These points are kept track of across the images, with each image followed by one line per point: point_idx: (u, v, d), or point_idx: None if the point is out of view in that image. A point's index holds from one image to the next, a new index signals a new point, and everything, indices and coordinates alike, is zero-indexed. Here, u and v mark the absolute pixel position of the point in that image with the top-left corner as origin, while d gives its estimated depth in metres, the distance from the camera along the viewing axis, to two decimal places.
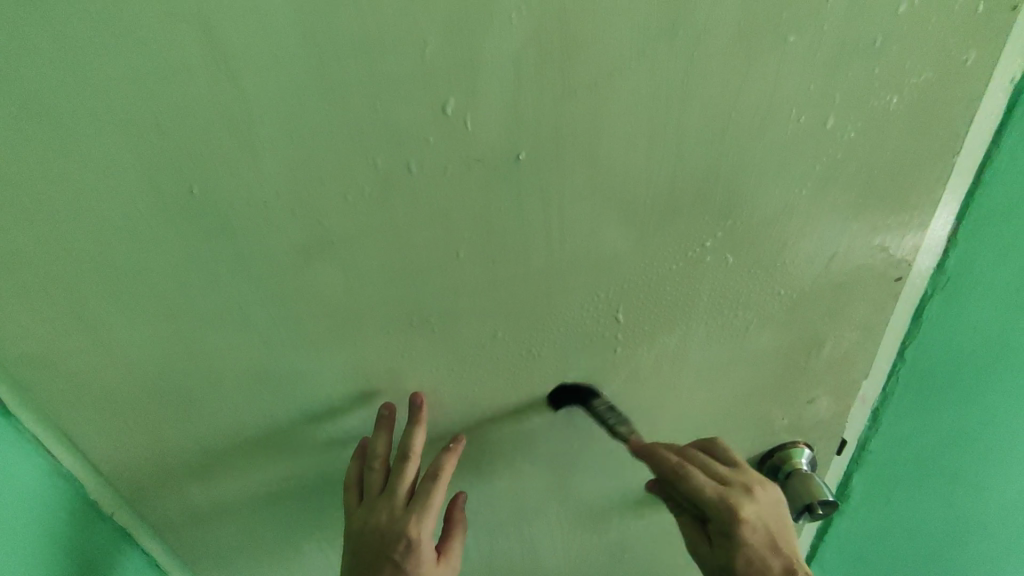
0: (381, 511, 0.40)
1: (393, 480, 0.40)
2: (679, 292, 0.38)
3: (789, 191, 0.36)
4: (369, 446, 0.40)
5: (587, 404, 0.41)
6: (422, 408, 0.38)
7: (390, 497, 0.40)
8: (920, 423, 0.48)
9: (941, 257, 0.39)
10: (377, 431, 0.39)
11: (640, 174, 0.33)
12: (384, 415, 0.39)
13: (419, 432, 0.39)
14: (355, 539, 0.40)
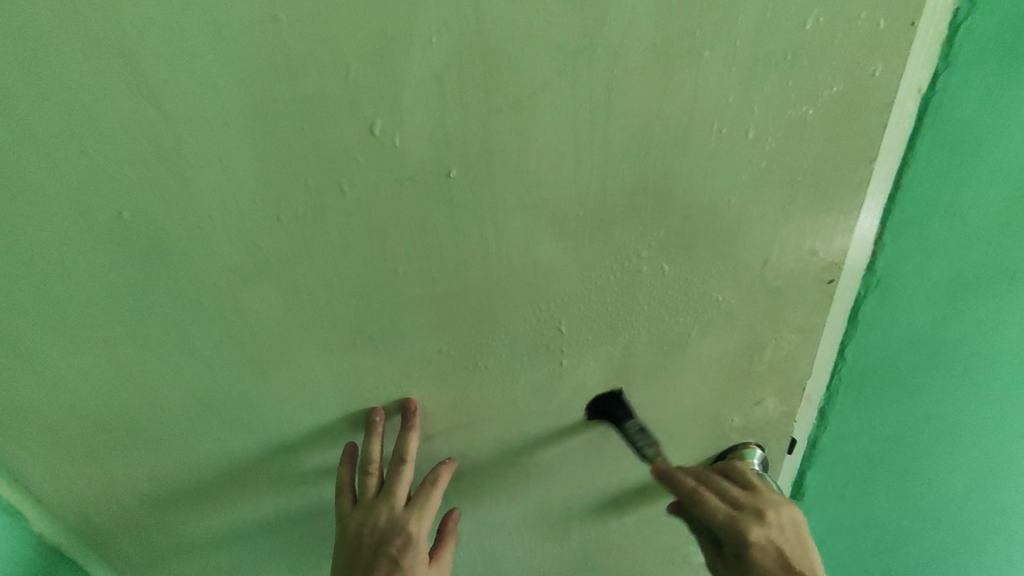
0: (380, 512, 0.44)
1: (390, 482, 0.44)
2: (618, 304, 0.41)
3: (717, 208, 0.37)
4: (364, 451, 0.43)
5: (621, 422, 0.45)
6: (415, 412, 0.43)
7: (388, 498, 0.44)
8: (858, 406, 0.54)
9: (870, 261, 0.44)
10: (372, 438, 0.43)
11: (567, 199, 0.35)
12: (376, 421, 0.43)
13: (412, 435, 0.43)
14: (354, 535, 0.44)
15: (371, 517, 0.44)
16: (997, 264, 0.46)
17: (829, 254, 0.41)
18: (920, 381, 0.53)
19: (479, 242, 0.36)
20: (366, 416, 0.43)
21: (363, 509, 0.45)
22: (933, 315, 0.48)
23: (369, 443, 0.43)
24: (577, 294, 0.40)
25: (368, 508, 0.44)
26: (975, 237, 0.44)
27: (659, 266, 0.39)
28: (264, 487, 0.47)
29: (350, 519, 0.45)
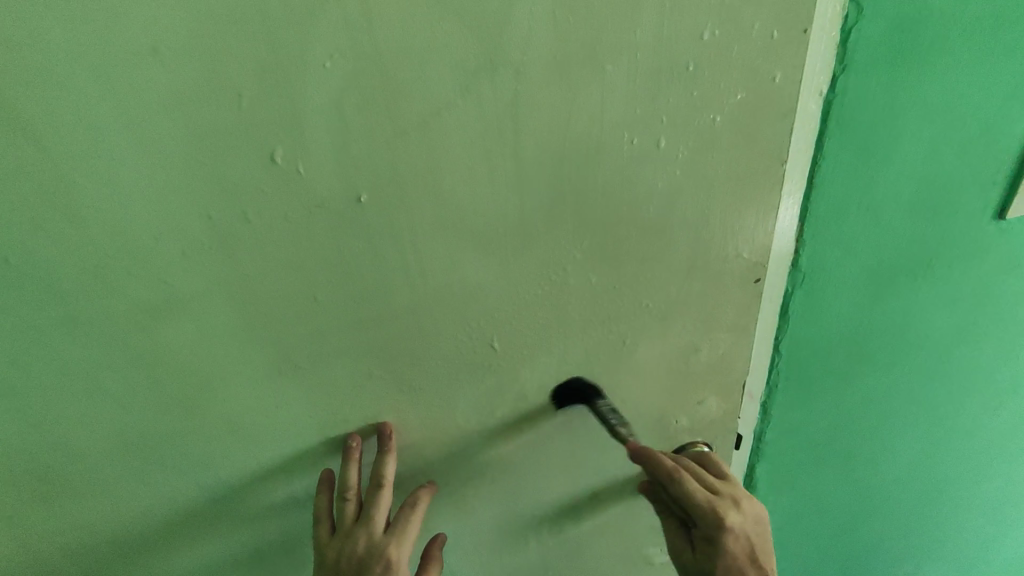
0: (359, 539, 0.43)
1: (369, 507, 0.44)
2: (550, 318, 0.41)
3: (637, 218, 0.38)
4: (341, 477, 0.43)
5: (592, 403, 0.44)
6: (391, 435, 0.42)
7: (367, 524, 0.44)
8: (798, 398, 0.55)
9: (794, 257, 0.45)
10: (348, 463, 0.43)
11: (486, 217, 0.35)
12: (353, 445, 0.42)
13: (389, 458, 0.43)
14: (333, 565, 0.43)
15: (350, 546, 0.43)
16: (911, 252, 0.48)
17: (752, 255, 0.42)
18: (854, 369, 0.55)
19: (400, 266, 0.35)
20: (343, 441, 0.43)
21: (342, 537, 0.44)
22: (859, 304, 0.50)
23: (346, 468, 0.43)
24: (506, 311, 0.39)
25: (347, 536, 0.44)
26: (888, 228, 0.46)
27: (587, 278, 0.40)
28: (202, 528, 0.45)
29: (329, 549, 0.44)
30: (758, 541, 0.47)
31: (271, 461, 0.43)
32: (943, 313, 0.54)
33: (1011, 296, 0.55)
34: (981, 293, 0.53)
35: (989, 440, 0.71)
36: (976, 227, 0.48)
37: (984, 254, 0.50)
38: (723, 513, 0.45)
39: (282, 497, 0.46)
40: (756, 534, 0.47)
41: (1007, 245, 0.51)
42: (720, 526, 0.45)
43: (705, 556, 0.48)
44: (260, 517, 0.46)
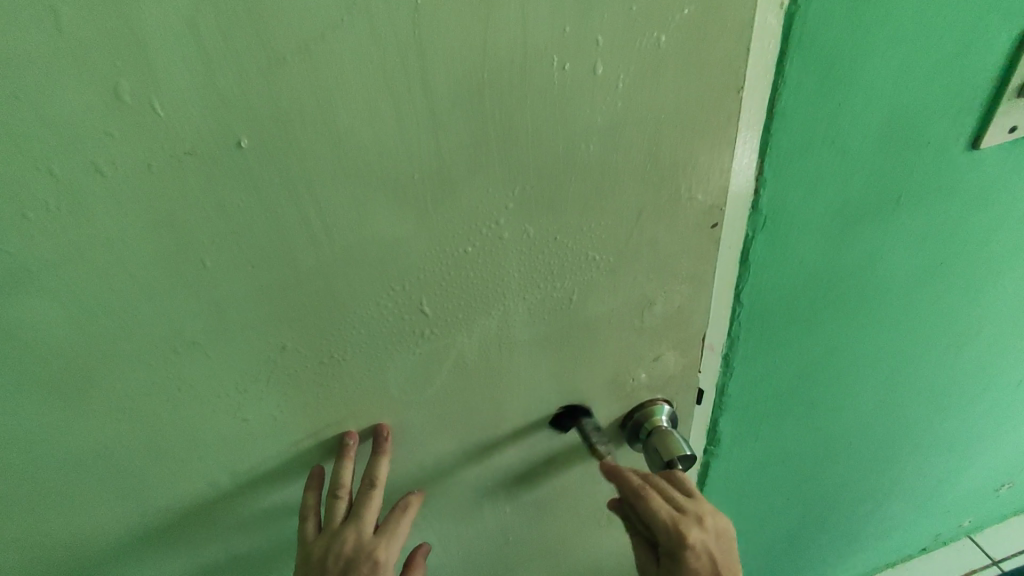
0: (348, 539, 0.43)
1: (358, 506, 0.43)
2: (484, 276, 0.36)
3: (576, 158, 0.33)
4: (333, 475, 0.42)
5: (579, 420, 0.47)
6: (387, 439, 0.42)
7: (356, 524, 0.43)
8: (760, 348, 0.53)
9: (754, 198, 0.41)
10: (344, 462, 0.42)
11: (396, 161, 0.30)
12: (347, 446, 0.41)
13: (384, 461, 0.42)
14: (320, 561, 0.43)
15: (339, 544, 0.43)
16: (879, 190, 0.44)
17: (707, 197, 0.38)
18: (819, 315, 0.52)
19: (301, 221, 0.31)
20: (337, 441, 0.42)
21: (330, 534, 0.44)
22: (824, 247, 0.47)
23: (340, 467, 0.42)
24: (433, 268, 0.35)
25: (335, 534, 0.43)
26: (855, 163, 0.42)
27: (522, 231, 0.35)
28: (114, 523, 0.41)
29: (315, 545, 0.44)
30: (722, 561, 0.46)
31: (183, 450, 0.38)
32: (910, 253, 0.51)
33: (981, 233, 0.52)
34: (950, 230, 0.51)
35: (952, 380, 0.70)
36: (947, 159, 0.45)
37: (954, 188, 0.47)
38: (684, 531, 0.44)
39: (204, 489, 0.41)
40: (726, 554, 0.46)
41: (978, 179, 0.47)
42: (684, 543, 0.44)
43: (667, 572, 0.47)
44: (180, 510, 0.42)
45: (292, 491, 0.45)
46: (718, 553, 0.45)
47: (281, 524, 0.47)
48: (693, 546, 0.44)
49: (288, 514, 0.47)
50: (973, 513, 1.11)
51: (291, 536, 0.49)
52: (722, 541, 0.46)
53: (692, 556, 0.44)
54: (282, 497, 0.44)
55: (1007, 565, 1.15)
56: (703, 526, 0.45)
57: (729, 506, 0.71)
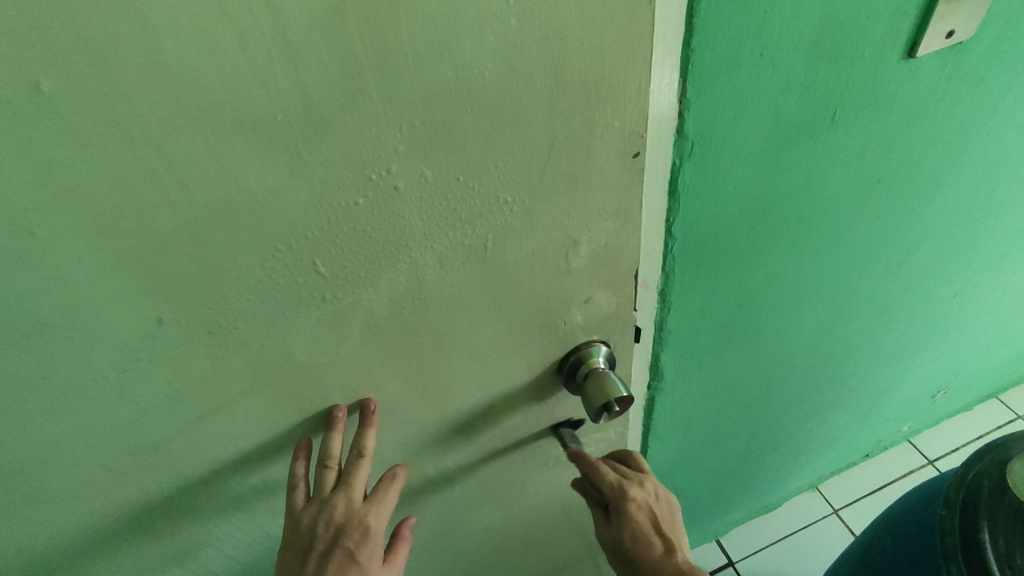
0: (340, 506, 0.44)
1: (347, 475, 0.44)
2: (381, 225, 0.33)
3: (470, 89, 0.29)
4: (322, 445, 0.42)
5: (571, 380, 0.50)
6: (374, 410, 0.42)
7: (347, 491, 0.44)
8: (698, 280, 0.51)
9: (678, 122, 0.37)
10: (332, 433, 0.42)
11: (252, 101, 0.26)
12: (335, 417, 0.41)
13: (371, 431, 0.43)
14: (309, 529, 0.44)
15: (330, 511, 0.44)
16: (814, 107, 0.42)
17: (625, 124, 0.34)
18: (755, 243, 0.51)
19: (148, 178, 0.26)
20: (325, 412, 0.42)
21: (321, 501, 0.44)
22: (758, 173, 0.44)
23: (328, 438, 0.42)
24: (321, 222, 0.31)
25: (325, 501, 0.44)
26: (786, 80, 0.39)
27: (418, 175, 0.32)
28: (8, 522, 0.38)
29: (306, 511, 0.44)
30: (664, 519, 0.57)
31: (66, 442, 0.35)
32: (846, 173, 0.49)
33: (915, 146, 0.51)
34: (884, 146, 0.49)
35: (889, 297, 0.71)
36: (883, 70, 0.42)
37: (890, 100, 0.45)
38: (627, 488, 0.55)
39: (103, 478, 0.38)
40: (670, 518, 0.57)
41: (914, 90, 0.45)
42: (626, 497, 0.55)
43: (616, 528, 0.57)
44: (83, 502, 0.39)
45: (208, 472, 0.42)
46: (659, 512, 0.56)
47: (202, 506, 0.44)
48: (634, 501, 0.55)
49: (207, 497, 0.44)
50: (912, 419, 1.17)
51: (216, 517, 0.46)
52: (665, 507, 0.57)
53: (633, 508, 0.55)
54: (197, 477, 0.41)
55: (941, 463, 1.23)
56: (643, 487, 0.56)
57: (678, 435, 0.72)
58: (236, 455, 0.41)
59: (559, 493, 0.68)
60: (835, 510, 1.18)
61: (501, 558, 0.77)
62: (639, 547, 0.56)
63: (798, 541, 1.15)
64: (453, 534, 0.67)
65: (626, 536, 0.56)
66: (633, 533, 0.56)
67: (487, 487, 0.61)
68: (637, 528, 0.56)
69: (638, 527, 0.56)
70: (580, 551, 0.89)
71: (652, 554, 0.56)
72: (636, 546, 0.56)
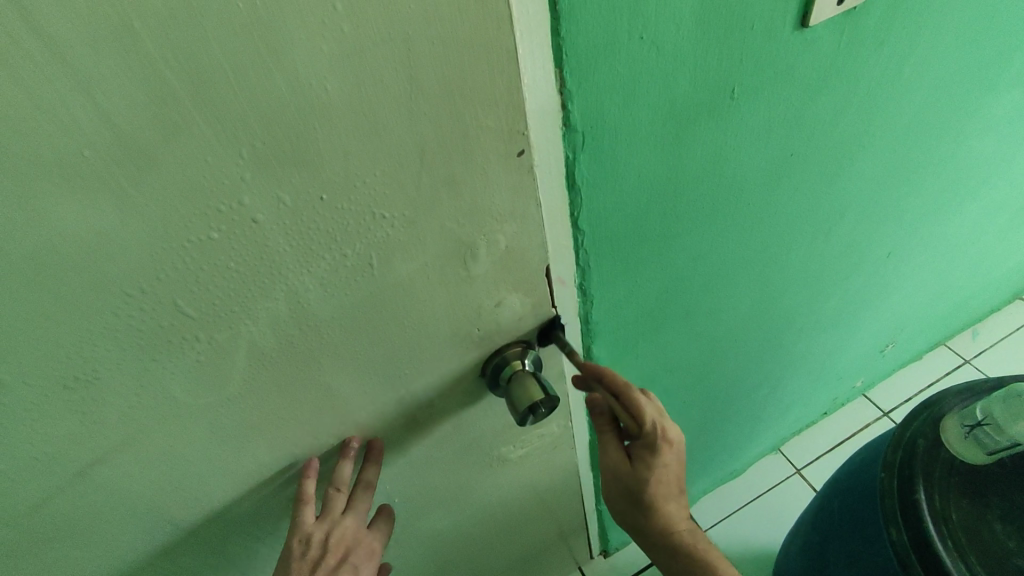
0: (349, 526, 0.49)
1: (356, 499, 0.49)
2: (246, 256, 0.30)
3: (314, 104, 0.27)
4: (341, 474, 0.46)
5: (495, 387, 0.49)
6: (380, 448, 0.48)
7: (351, 511, 0.49)
8: (619, 271, 0.50)
9: (563, 115, 0.36)
10: (348, 465, 0.46)
11: (48, 138, 0.23)
12: (351, 451, 0.46)
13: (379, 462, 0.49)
14: (321, 543, 0.47)
15: (340, 530, 0.48)
16: (709, 86, 0.41)
17: (501, 123, 0.32)
18: (673, 228, 0.50)
19: None
20: (342, 444, 0.46)
21: (330, 520, 0.48)
22: (661, 157, 0.43)
23: (343, 468, 0.46)
24: (172, 261, 0.29)
25: (336, 521, 0.48)
26: (674, 63, 0.38)
27: (275, 200, 0.29)
28: None
29: (317, 529, 0.47)
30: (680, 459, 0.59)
31: None
32: (756, 147, 0.48)
33: (823, 113, 0.50)
34: (790, 117, 0.48)
35: (822, 263, 0.71)
36: (774, 42, 0.41)
37: (788, 71, 0.44)
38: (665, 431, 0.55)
39: None
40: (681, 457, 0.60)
41: (811, 58, 0.44)
42: (668, 441, 0.55)
43: (643, 470, 0.57)
44: None
45: (109, 523, 0.39)
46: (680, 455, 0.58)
47: (113, 555, 0.42)
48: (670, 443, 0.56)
49: (115, 545, 0.41)
50: (865, 373, 1.20)
51: (130, 563, 0.44)
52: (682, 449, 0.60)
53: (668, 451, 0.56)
54: (98, 529, 0.39)
55: (895, 414, 1.26)
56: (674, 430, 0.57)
57: None
58: (135, 504, 0.39)
59: (510, 490, 0.68)
60: (797, 469, 1.21)
61: (462, 557, 0.77)
62: (658, 488, 0.58)
63: (765, 503, 1.17)
64: (405, 541, 0.66)
65: (651, 478, 0.57)
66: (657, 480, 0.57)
67: (430, 495, 0.60)
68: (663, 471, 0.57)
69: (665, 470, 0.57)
70: (545, 540, 0.89)
71: (664, 499, 0.59)
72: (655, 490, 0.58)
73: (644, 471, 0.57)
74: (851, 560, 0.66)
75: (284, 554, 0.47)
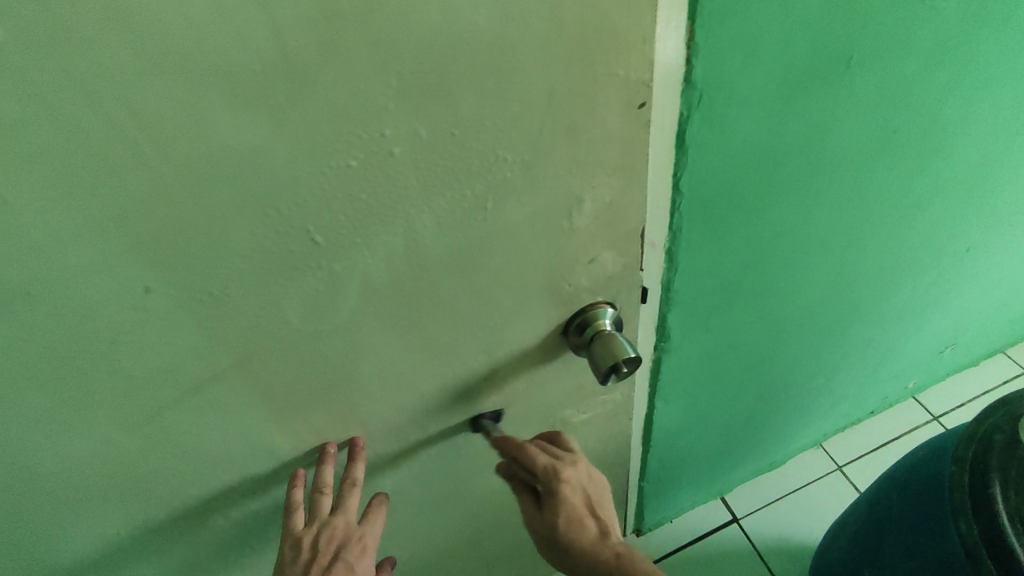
0: (340, 525, 0.50)
1: (343, 500, 0.50)
2: (374, 188, 0.31)
3: (463, 36, 0.27)
4: (318, 477, 0.48)
5: (575, 349, 0.49)
6: (360, 447, 0.48)
7: (342, 512, 0.50)
8: (706, 239, 0.50)
9: (685, 71, 0.35)
10: (326, 467, 0.47)
11: (223, 50, 0.24)
12: (325, 454, 0.47)
13: (361, 463, 0.49)
14: (312, 546, 0.49)
15: (330, 530, 0.49)
16: (827, 52, 0.40)
17: (630, 71, 0.32)
18: (764, 200, 0.49)
19: (119, 136, 0.25)
20: (317, 448, 0.48)
21: (320, 522, 0.50)
22: (767, 125, 0.42)
23: (321, 470, 0.48)
24: (310, 185, 0.30)
25: (325, 521, 0.50)
26: (796, 26, 0.37)
27: (411, 132, 0.30)
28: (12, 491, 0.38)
29: (305, 533, 0.50)
30: (597, 500, 0.55)
31: (62, 413, 0.34)
32: (860, 122, 0.47)
33: (933, 91, 0.49)
34: (899, 92, 0.47)
35: (900, 252, 0.70)
36: (898, 9, 0.40)
37: (906, 42, 0.43)
38: (560, 471, 0.53)
39: (99, 448, 0.37)
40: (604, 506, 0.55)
41: (932, 30, 0.43)
42: (560, 480, 0.52)
43: (548, 512, 0.54)
44: (83, 472, 0.38)
45: (211, 441, 0.41)
46: (592, 496, 0.54)
47: (207, 473, 0.44)
48: (565, 483, 0.53)
49: (212, 464, 0.43)
50: (919, 375, 1.17)
51: (219, 485, 0.46)
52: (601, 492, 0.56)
53: (568, 490, 0.53)
54: (201, 445, 0.41)
55: (945, 418, 1.23)
56: (577, 469, 0.54)
57: (683, 394, 0.72)
58: (237, 424, 0.41)
59: None
60: (838, 466, 1.19)
61: (508, 518, 0.78)
62: (574, 533, 0.53)
63: (803, 497, 1.16)
64: (460, 495, 0.67)
65: (561, 521, 0.53)
66: (568, 519, 0.53)
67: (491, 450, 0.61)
68: (575, 511, 0.53)
69: (573, 508, 0.53)
70: None
71: (585, 547, 0.53)
72: (570, 535, 0.53)
73: (550, 515, 0.53)
74: (911, 552, 0.66)
75: (282, 558, 0.50)
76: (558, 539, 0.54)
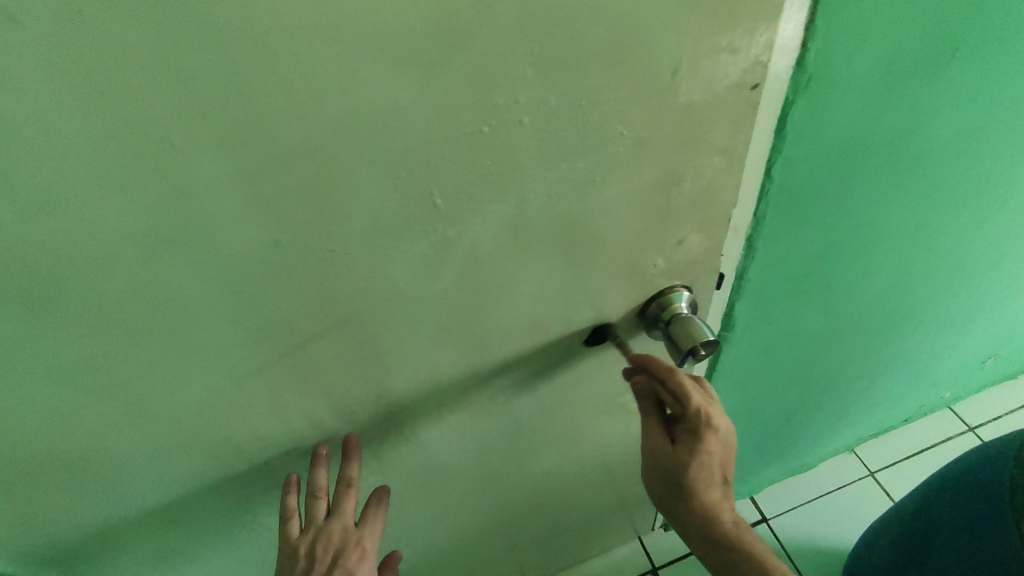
0: (336, 529, 0.51)
1: (337, 504, 0.51)
2: (497, 154, 0.32)
3: (606, 6, 0.28)
4: (310, 480, 0.49)
5: (649, 331, 0.50)
6: (356, 444, 0.49)
7: (338, 517, 0.51)
8: (786, 228, 0.50)
9: (799, 54, 0.36)
10: (318, 468, 0.49)
11: (389, 8, 0.25)
12: (319, 454, 0.49)
13: (355, 463, 0.50)
14: (308, 554, 0.50)
15: (325, 536, 0.51)
16: (935, 43, 0.40)
17: (752, 50, 0.33)
18: (848, 192, 0.49)
19: (282, 89, 0.26)
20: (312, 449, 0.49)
21: (316, 529, 0.51)
22: (865, 115, 0.43)
23: (314, 473, 0.49)
24: (440, 148, 0.30)
25: (321, 527, 0.51)
26: (911, 14, 0.37)
27: (541, 101, 0.30)
28: (120, 427, 0.40)
29: (301, 542, 0.51)
30: (726, 458, 0.54)
31: (180, 355, 0.36)
32: (953, 117, 0.47)
33: None
34: (995, 89, 0.47)
35: (966, 256, 0.69)
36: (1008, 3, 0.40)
37: (1011, 38, 0.43)
38: (711, 417, 0.52)
39: (201, 392, 0.39)
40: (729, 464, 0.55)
41: None
42: (710, 425, 0.52)
43: (683, 451, 0.53)
44: (185, 414, 0.40)
45: (302, 396, 0.42)
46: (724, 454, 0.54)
47: (291, 428, 0.46)
48: (714, 431, 0.52)
49: (297, 419, 0.45)
50: (960, 385, 1.16)
51: (299, 441, 0.47)
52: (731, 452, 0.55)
53: (713, 439, 0.52)
54: (292, 399, 0.42)
55: (982, 431, 1.22)
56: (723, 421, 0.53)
57: (735, 386, 0.72)
58: (328, 382, 0.42)
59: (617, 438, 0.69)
60: (870, 472, 1.18)
61: (550, 498, 0.79)
62: (701, 481, 0.54)
63: (834, 501, 1.16)
64: (511, 473, 0.68)
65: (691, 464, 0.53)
66: (701, 465, 0.53)
67: (549, 430, 0.62)
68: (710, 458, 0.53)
69: (710, 458, 0.53)
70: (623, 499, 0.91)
71: (709, 493, 0.54)
72: (697, 480, 0.54)
73: (683, 456, 0.53)
74: (961, 555, 0.66)
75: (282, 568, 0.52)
76: (677, 480, 0.54)
